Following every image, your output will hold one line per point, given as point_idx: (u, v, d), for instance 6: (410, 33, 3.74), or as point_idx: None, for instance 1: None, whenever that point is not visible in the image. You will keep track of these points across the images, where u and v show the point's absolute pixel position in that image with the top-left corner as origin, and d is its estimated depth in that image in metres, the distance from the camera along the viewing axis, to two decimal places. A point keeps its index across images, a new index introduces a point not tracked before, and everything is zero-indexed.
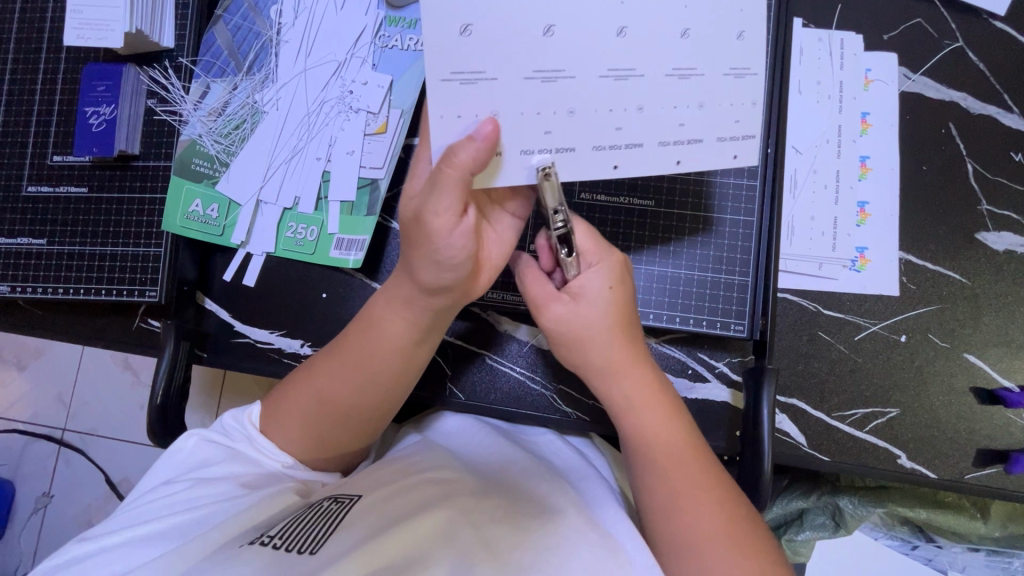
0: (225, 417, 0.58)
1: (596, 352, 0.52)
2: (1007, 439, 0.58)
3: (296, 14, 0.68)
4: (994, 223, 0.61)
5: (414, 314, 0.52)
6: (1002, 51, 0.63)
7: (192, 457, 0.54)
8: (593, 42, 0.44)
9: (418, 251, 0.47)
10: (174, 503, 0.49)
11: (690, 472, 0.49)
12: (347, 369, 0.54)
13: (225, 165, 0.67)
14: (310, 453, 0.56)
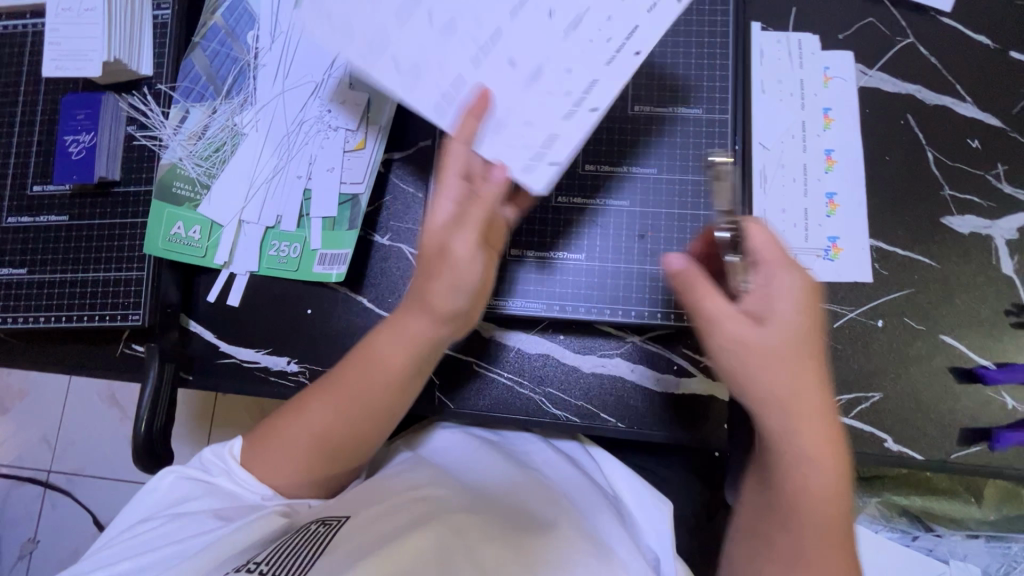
0: (207, 452, 0.57)
1: (757, 388, 0.44)
2: (991, 417, 0.59)
3: (273, 38, 0.70)
4: (957, 207, 0.63)
5: (415, 338, 0.52)
6: (952, 45, 0.66)
7: (170, 494, 0.53)
8: (491, 41, 0.56)
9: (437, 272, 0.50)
10: (158, 539, 0.49)
11: (812, 523, 0.43)
12: (344, 404, 0.54)
13: (206, 187, 0.67)
14: (296, 488, 0.55)
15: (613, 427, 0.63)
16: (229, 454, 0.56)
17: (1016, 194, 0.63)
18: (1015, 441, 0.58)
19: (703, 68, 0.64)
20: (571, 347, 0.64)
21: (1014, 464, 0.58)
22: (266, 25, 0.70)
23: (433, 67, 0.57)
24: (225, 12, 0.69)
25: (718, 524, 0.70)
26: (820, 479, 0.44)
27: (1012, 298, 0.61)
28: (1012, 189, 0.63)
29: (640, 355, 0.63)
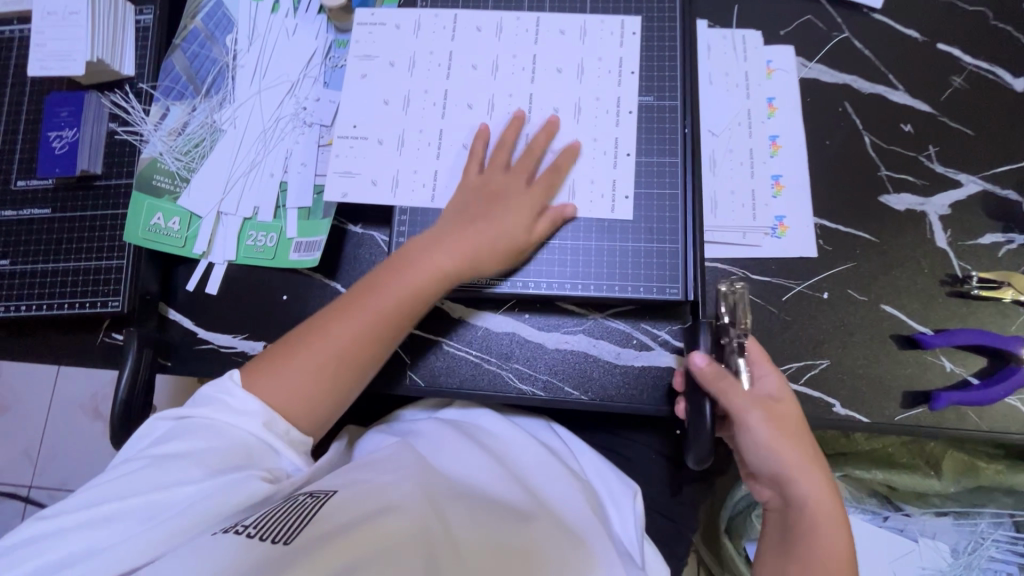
0: (203, 392, 0.57)
1: (778, 440, 0.54)
2: (932, 380, 0.63)
3: (251, 42, 0.75)
4: (893, 186, 0.68)
5: (446, 273, 0.62)
6: (884, 38, 0.72)
7: (157, 436, 0.54)
8: (452, 96, 0.70)
9: (481, 230, 0.62)
10: (142, 482, 0.50)
11: (842, 536, 0.53)
12: (372, 314, 0.60)
13: (185, 180, 0.71)
14: (300, 394, 0.57)
15: (577, 399, 0.65)
16: (224, 397, 0.56)
17: (947, 172, 0.68)
18: (953, 400, 0.60)
19: (655, 61, 0.68)
20: (535, 325, 0.67)
21: (951, 423, 0.62)
22: (244, 29, 0.75)
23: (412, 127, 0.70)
24: (206, 17, 0.73)
25: (684, 499, 0.72)
26: (815, 490, 0.53)
27: (947, 268, 0.65)
28: (943, 168, 0.68)
29: (601, 330, 0.66)
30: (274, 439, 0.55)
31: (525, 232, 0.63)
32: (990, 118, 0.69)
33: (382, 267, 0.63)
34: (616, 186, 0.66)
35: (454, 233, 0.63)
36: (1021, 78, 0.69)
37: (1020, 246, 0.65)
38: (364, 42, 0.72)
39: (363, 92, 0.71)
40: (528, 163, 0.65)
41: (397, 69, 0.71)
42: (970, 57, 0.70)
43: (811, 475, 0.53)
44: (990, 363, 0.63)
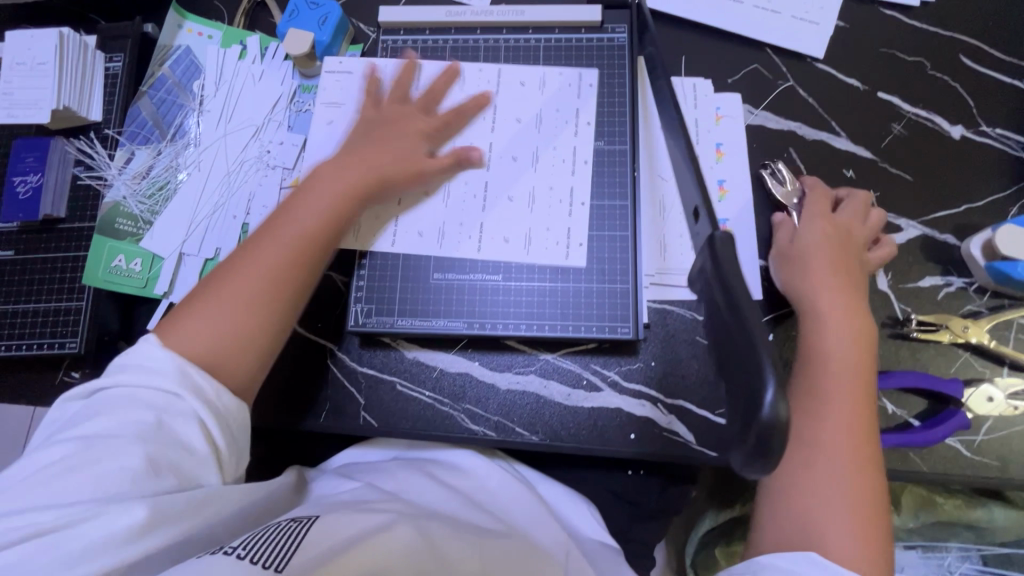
0: (109, 367, 0.53)
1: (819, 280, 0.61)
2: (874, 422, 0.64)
3: (217, 87, 0.77)
4: None
5: (357, 183, 0.64)
6: (826, 87, 0.74)
7: (69, 434, 0.48)
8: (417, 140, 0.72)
9: (380, 150, 0.66)
10: (58, 460, 0.46)
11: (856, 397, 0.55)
12: (267, 247, 0.59)
13: (148, 223, 0.72)
14: (213, 348, 0.54)
15: (529, 441, 0.66)
16: (128, 366, 0.52)
17: (887, 217, 0.70)
18: (890, 443, 0.61)
19: (604, 108, 0.71)
20: (487, 365, 0.68)
21: (894, 465, 0.62)
22: (211, 75, 0.77)
23: None
24: (173, 64, 0.77)
25: (639, 538, 0.72)
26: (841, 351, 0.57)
27: (887, 311, 0.67)
28: (883, 213, 0.70)
29: (553, 370, 0.68)
30: (187, 395, 0.51)
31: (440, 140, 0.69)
32: (927, 165, 0.71)
33: (288, 196, 0.64)
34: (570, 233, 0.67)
35: (359, 159, 0.65)
36: (957, 126, 0.72)
37: (957, 288, 0.67)
38: (331, 90, 0.74)
39: (315, 134, 0.72)
40: (449, 117, 0.70)
41: (339, 118, 0.73)
42: (909, 105, 0.73)
43: (842, 337, 0.58)
44: (928, 404, 0.64)
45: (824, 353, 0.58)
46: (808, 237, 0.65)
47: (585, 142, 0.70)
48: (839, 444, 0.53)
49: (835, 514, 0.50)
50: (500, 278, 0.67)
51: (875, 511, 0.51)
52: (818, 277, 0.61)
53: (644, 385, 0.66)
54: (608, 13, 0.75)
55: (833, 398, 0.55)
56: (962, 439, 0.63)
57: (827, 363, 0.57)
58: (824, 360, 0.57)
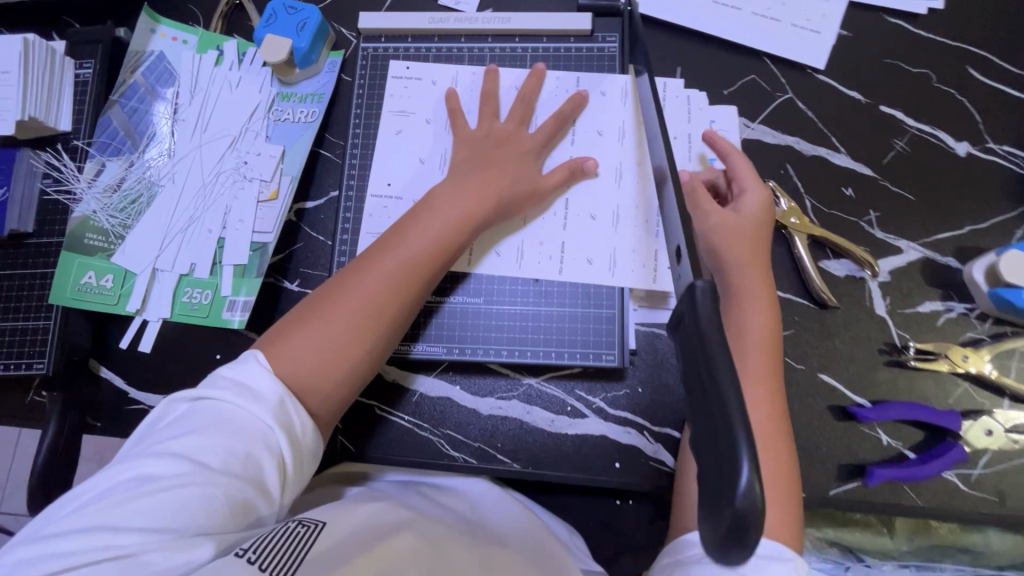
0: (219, 371, 0.51)
1: (736, 255, 0.60)
2: (867, 454, 0.62)
3: (192, 95, 0.74)
4: (834, 251, 0.66)
5: (490, 198, 0.62)
6: (826, 99, 0.71)
7: (263, 435, 0.48)
8: (406, 148, 0.70)
9: (511, 160, 0.64)
10: (141, 474, 0.45)
11: (769, 370, 0.56)
12: (412, 262, 0.58)
13: (119, 238, 0.70)
14: (308, 375, 0.53)
15: (510, 468, 0.64)
16: (253, 380, 0.50)
17: (887, 238, 0.67)
18: (886, 477, 0.59)
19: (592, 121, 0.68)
20: (469, 390, 0.66)
21: (888, 499, 0.60)
22: (186, 83, 0.74)
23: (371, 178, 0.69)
24: (146, 71, 0.74)
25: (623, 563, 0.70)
26: (756, 322, 0.57)
27: (885, 337, 0.64)
28: (883, 234, 0.67)
29: (536, 395, 0.65)
30: (283, 432, 0.49)
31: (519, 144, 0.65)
32: (930, 183, 0.68)
33: (406, 218, 0.61)
34: (565, 248, 0.65)
35: (488, 177, 0.62)
36: (962, 143, 0.69)
37: (958, 315, 0.64)
38: (400, 97, 0.71)
39: (421, 139, 0.70)
40: (525, 112, 0.67)
41: (400, 133, 0.70)
42: (912, 120, 0.70)
43: (757, 310, 0.58)
44: (925, 435, 0.62)
45: (745, 333, 0.57)
46: (746, 214, 0.62)
47: (571, 158, 0.67)
48: (760, 426, 0.53)
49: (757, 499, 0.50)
50: (482, 301, 0.66)
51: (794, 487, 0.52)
52: (738, 250, 0.60)
53: (631, 413, 0.64)
54: (599, 21, 0.71)
55: (750, 378, 0.55)
56: (959, 473, 0.60)
57: (747, 345, 0.56)
58: (743, 341, 0.56)
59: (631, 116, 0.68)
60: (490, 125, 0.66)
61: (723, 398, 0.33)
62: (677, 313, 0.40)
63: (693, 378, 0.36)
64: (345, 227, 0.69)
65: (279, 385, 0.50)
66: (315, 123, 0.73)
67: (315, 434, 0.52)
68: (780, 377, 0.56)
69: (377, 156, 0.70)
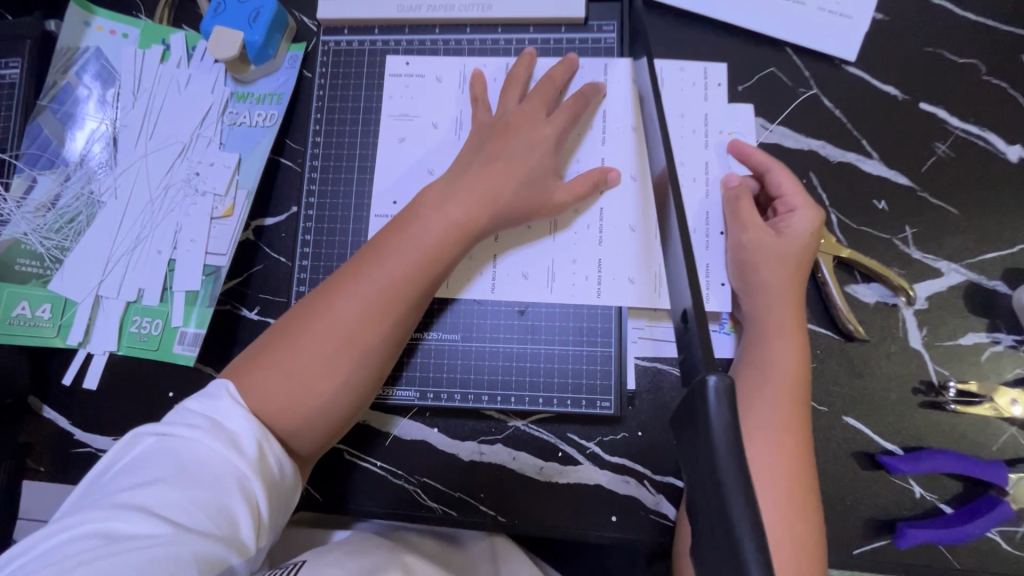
0: (186, 403, 0.43)
1: (762, 282, 0.53)
2: (897, 508, 0.54)
3: (135, 97, 0.66)
4: (863, 275, 0.58)
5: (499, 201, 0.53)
6: (857, 96, 0.62)
7: (235, 479, 0.39)
8: (400, 155, 0.61)
9: (516, 144, 0.55)
10: (93, 532, 0.36)
11: (789, 420, 0.48)
12: (408, 269, 0.49)
13: (56, 262, 0.63)
14: (287, 407, 0.45)
15: (493, 521, 0.57)
16: (226, 415, 0.42)
17: (925, 259, 0.58)
18: (921, 538, 0.52)
19: (582, 122, 0.59)
20: (448, 433, 0.58)
21: (919, 559, 0.54)
22: (127, 83, 0.66)
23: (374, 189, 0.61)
24: (80, 69, 0.66)
25: None
26: (783, 361, 0.50)
27: (921, 374, 0.56)
28: (920, 254, 0.58)
29: (523, 439, 0.58)
30: (260, 476, 0.41)
31: (531, 135, 0.56)
32: (977, 194, 0.59)
33: (392, 225, 0.51)
34: (602, 266, 0.57)
35: (484, 181, 0.53)
36: (1015, 146, 0.60)
37: (1006, 348, 0.56)
38: (400, 98, 0.62)
39: (433, 146, 0.61)
40: (548, 90, 0.58)
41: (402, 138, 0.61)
42: (957, 119, 0.61)
43: (782, 347, 0.50)
44: (964, 488, 0.54)
45: (770, 373, 0.49)
46: (789, 236, 0.53)
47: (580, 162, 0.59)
48: (778, 475, 0.46)
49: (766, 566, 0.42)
50: (459, 338, 0.58)
51: (813, 545, 0.44)
52: (766, 278, 0.53)
53: (630, 460, 0.57)
54: (594, 7, 0.62)
55: (767, 422, 0.47)
56: (1002, 530, 0.54)
57: (772, 385, 0.49)
58: (767, 380, 0.49)
59: (632, 119, 0.59)
60: (506, 107, 0.58)
61: (731, 517, 0.27)
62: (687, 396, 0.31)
63: (696, 485, 0.30)
64: (306, 250, 0.61)
65: (253, 420, 0.42)
66: (273, 128, 0.65)
67: (295, 478, 0.44)
68: (808, 433, 0.48)
69: (381, 163, 0.61)
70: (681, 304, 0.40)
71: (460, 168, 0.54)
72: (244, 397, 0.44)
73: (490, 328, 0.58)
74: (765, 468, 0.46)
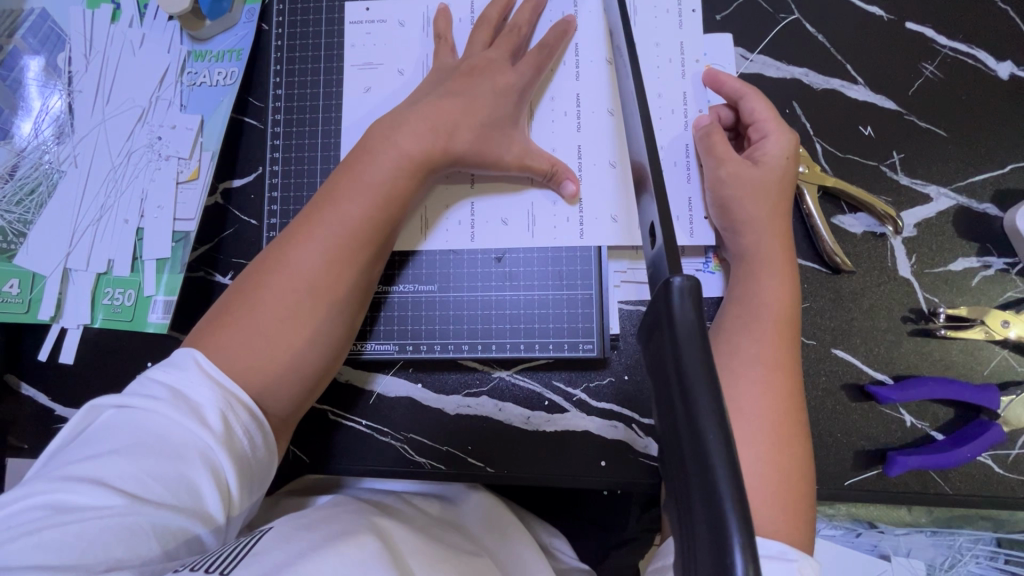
0: (151, 372, 0.43)
1: (747, 213, 0.51)
2: (889, 437, 0.54)
3: (87, 60, 0.63)
4: (849, 205, 0.56)
5: (463, 145, 0.51)
6: (841, 19, 0.59)
7: (197, 452, 0.39)
8: (366, 105, 0.58)
9: (485, 85, 0.53)
10: (49, 502, 0.37)
11: (778, 351, 0.46)
12: (364, 212, 0.49)
13: (20, 235, 0.61)
14: (259, 366, 0.45)
15: (483, 473, 0.56)
16: (188, 385, 0.42)
17: (913, 185, 0.56)
18: (912, 465, 0.51)
19: (554, 61, 0.57)
20: (432, 388, 0.58)
21: (910, 486, 0.53)
22: (78, 46, 0.63)
23: (342, 145, 0.59)
24: (27, 33, 0.63)
25: (617, 562, 0.64)
26: (773, 291, 0.48)
27: (911, 302, 0.55)
28: (908, 180, 0.57)
29: (508, 389, 0.57)
30: (226, 449, 0.41)
31: (501, 75, 0.54)
32: (966, 114, 0.57)
33: (340, 170, 0.51)
34: (580, 207, 0.55)
35: (447, 125, 0.51)
36: (1005, 63, 0.57)
37: (997, 272, 0.55)
38: (361, 46, 0.59)
39: (399, 94, 0.58)
40: (512, 38, 0.55)
41: (370, 91, 0.59)
42: (944, 38, 0.58)
43: (768, 280, 0.49)
44: (956, 414, 0.54)
45: (760, 308, 0.47)
46: (768, 163, 0.52)
47: (552, 102, 0.56)
48: (763, 411, 0.43)
49: (758, 498, 0.41)
50: (436, 289, 0.57)
51: (802, 481, 0.43)
52: (751, 208, 0.51)
53: (617, 404, 0.56)
54: None
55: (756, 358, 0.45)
56: (993, 454, 0.53)
57: (762, 321, 0.47)
58: (757, 316, 0.47)
59: (604, 53, 0.57)
60: (472, 53, 0.55)
61: None
62: (653, 314, 0.33)
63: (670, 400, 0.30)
64: (274, 209, 0.59)
65: (217, 389, 0.42)
66: (234, 85, 0.62)
67: (267, 443, 0.44)
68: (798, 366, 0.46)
69: (346, 114, 0.59)
70: (648, 218, 0.40)
71: (425, 108, 0.52)
72: (209, 363, 0.43)
73: (464, 275, 0.57)
74: (754, 403, 0.44)
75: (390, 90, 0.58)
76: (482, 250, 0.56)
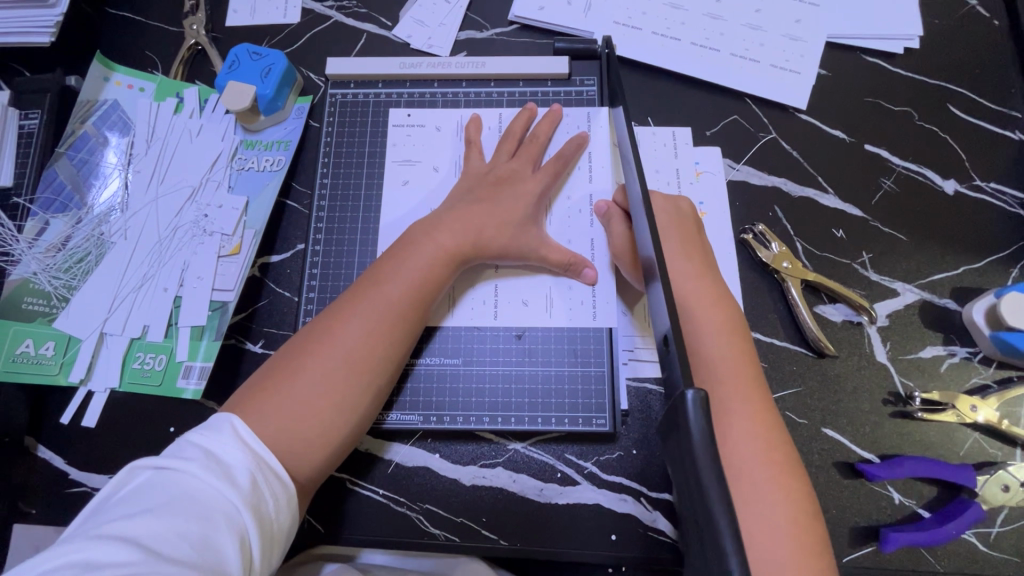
0: (189, 436, 0.46)
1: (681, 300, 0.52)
2: (879, 514, 0.57)
3: (148, 144, 0.70)
4: (829, 296, 0.63)
5: (493, 234, 0.58)
6: (811, 140, 0.70)
7: (225, 513, 0.41)
8: (401, 195, 0.66)
9: (509, 187, 0.61)
10: (79, 561, 0.37)
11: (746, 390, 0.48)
12: (403, 296, 0.54)
13: (63, 300, 0.65)
14: (290, 436, 0.48)
15: (496, 546, 0.58)
16: (222, 448, 0.44)
17: (882, 281, 0.64)
18: (903, 542, 0.55)
19: (570, 165, 0.65)
20: (450, 458, 0.60)
21: (902, 563, 0.56)
22: (141, 132, 0.70)
23: (378, 230, 0.65)
24: (98, 119, 0.70)
25: None
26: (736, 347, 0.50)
27: (889, 386, 0.61)
28: (877, 277, 0.64)
29: (524, 460, 0.60)
30: (253, 512, 0.43)
31: (524, 180, 0.62)
32: (922, 223, 0.66)
33: (384, 257, 0.57)
34: (596, 292, 0.61)
35: (476, 219, 0.58)
36: (950, 181, 0.68)
37: (961, 360, 0.62)
38: (402, 146, 0.68)
39: (433, 186, 0.66)
40: (533, 150, 0.64)
41: (409, 185, 0.66)
42: (898, 158, 0.69)
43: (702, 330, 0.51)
44: (939, 492, 0.58)
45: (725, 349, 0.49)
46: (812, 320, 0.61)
47: (568, 199, 0.64)
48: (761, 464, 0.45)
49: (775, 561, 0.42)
50: (460, 362, 0.61)
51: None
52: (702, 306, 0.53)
53: (626, 478, 0.59)
54: (576, 64, 0.70)
55: (731, 399, 0.48)
56: (974, 532, 0.57)
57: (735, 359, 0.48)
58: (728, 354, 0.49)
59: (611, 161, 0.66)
60: (499, 160, 0.63)
61: (706, 495, 0.32)
62: (670, 409, 0.36)
63: (681, 474, 0.34)
64: (312, 284, 0.64)
65: (249, 454, 0.45)
66: (281, 171, 0.69)
67: (290, 505, 0.46)
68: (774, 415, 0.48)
69: (385, 201, 0.66)
70: (661, 331, 0.43)
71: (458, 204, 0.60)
72: (246, 429, 0.46)
73: (486, 351, 0.61)
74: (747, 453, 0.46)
75: (422, 183, 0.66)
76: (505, 329, 0.61)
